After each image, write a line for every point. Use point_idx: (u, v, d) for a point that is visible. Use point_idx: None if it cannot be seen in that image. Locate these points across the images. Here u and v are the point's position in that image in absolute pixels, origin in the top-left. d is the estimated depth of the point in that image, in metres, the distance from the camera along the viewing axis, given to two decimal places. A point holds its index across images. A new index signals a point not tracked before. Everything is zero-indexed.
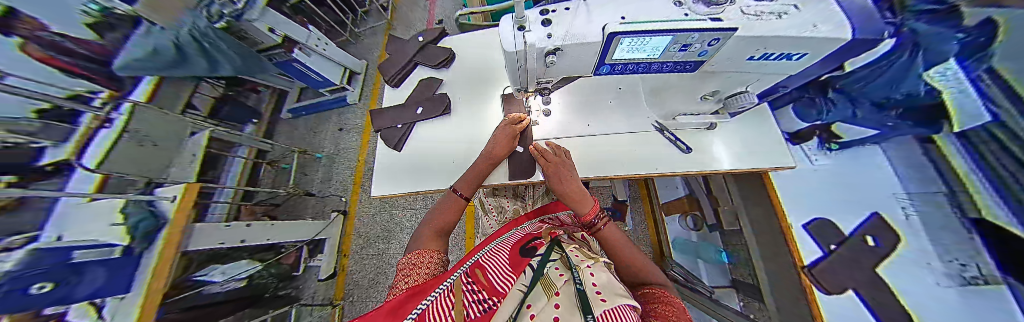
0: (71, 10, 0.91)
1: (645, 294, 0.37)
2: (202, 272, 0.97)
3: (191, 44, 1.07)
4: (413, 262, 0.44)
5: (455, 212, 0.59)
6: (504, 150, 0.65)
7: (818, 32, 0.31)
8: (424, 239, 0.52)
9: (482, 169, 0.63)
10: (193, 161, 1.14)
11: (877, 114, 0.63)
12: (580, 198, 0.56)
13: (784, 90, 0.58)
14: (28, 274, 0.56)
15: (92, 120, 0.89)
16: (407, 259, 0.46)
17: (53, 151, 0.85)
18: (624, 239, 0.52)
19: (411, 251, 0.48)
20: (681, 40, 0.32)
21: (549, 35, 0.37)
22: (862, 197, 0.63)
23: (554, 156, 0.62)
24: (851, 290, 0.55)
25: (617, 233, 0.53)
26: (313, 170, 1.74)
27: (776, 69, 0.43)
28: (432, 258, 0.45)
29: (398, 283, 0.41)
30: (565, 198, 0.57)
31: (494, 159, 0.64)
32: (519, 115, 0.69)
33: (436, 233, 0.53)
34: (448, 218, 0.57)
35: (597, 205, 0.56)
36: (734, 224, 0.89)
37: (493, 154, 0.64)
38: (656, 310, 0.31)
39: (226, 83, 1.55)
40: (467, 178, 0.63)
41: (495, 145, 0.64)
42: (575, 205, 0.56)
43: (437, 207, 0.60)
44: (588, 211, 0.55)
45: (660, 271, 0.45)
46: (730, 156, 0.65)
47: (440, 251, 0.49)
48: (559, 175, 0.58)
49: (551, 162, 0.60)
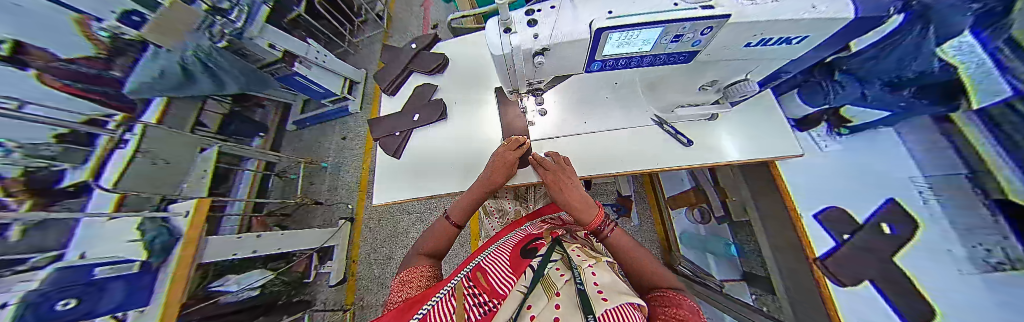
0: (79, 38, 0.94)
1: (657, 297, 0.34)
2: (219, 282, 1.02)
3: (196, 65, 1.11)
4: (405, 279, 0.45)
5: (446, 240, 0.57)
6: (502, 179, 0.62)
7: (819, 13, 0.29)
8: (415, 260, 0.52)
9: (478, 197, 0.62)
10: (204, 176, 1.16)
11: (888, 94, 0.58)
12: (582, 207, 0.52)
13: (787, 76, 0.56)
14: (57, 292, 0.59)
15: (108, 142, 0.92)
16: (399, 277, 0.47)
17: (72, 173, 0.89)
18: (633, 244, 0.48)
19: (405, 268, 0.49)
20: (673, 31, 0.31)
21: (535, 35, 0.36)
22: (875, 184, 0.59)
23: (551, 164, 0.62)
24: (867, 281, 0.53)
25: (628, 241, 0.48)
26: (319, 179, 1.78)
27: (775, 54, 0.42)
28: (424, 271, 0.47)
29: (391, 300, 0.42)
30: (564, 205, 0.54)
31: (492, 187, 0.62)
32: (519, 139, 0.68)
33: (425, 254, 0.54)
34: (437, 246, 0.55)
35: (602, 212, 0.52)
36: (743, 216, 0.86)
37: (492, 183, 0.62)
38: (668, 314, 0.28)
39: (232, 99, 1.58)
40: (460, 203, 0.61)
41: (492, 173, 0.62)
42: (576, 214, 0.53)
43: (430, 231, 0.59)
44: (593, 221, 0.50)
45: (670, 272, 0.42)
46: (735, 146, 0.63)
47: (431, 266, 0.50)
48: (558, 183, 0.57)
49: (552, 170, 0.60)
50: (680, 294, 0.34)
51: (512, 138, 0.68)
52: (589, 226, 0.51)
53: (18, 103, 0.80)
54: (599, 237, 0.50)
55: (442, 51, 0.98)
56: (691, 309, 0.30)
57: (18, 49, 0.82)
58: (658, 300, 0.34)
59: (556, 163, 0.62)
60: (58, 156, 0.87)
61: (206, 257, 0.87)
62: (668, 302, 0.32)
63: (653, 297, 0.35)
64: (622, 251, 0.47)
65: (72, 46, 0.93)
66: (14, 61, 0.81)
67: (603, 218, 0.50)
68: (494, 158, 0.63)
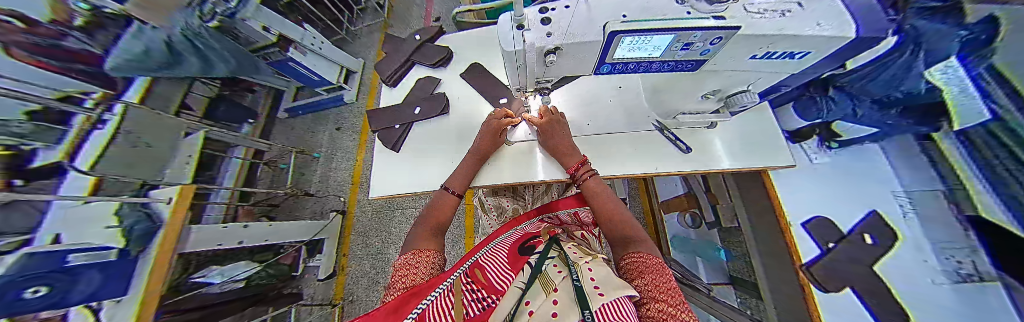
0: None
1: (633, 262, 0.38)
2: (201, 273, 0.97)
3: (183, 44, 1.04)
4: (411, 262, 0.44)
5: (449, 209, 0.60)
6: (489, 146, 0.66)
7: (822, 31, 0.30)
8: (420, 238, 0.52)
9: (472, 166, 0.64)
10: (187, 163, 1.12)
11: (877, 113, 0.61)
12: (568, 152, 0.62)
13: (785, 89, 0.57)
14: (25, 277, 0.53)
15: (84, 122, 0.85)
16: (403, 259, 0.46)
17: (44, 152, 0.77)
18: (608, 192, 0.55)
19: (408, 251, 0.48)
20: (684, 39, 0.32)
21: (549, 34, 0.37)
22: (860, 198, 0.63)
23: (540, 120, 0.64)
24: (850, 289, 0.55)
25: (602, 186, 0.57)
26: (310, 170, 1.73)
27: (777, 68, 0.43)
28: (430, 258, 0.45)
29: (394, 283, 0.41)
30: (553, 150, 0.63)
31: (482, 155, 0.65)
32: (507, 112, 0.68)
33: (428, 235, 0.52)
34: (443, 216, 0.58)
35: (584, 159, 0.62)
36: (732, 222, 0.90)
37: (481, 150, 0.65)
38: (648, 283, 0.32)
39: (221, 83, 1.52)
40: (458, 175, 0.64)
41: (481, 143, 0.66)
42: (563, 158, 0.62)
43: (432, 204, 0.61)
44: (574, 164, 0.60)
45: (641, 228, 0.47)
46: (729, 153, 0.65)
47: (436, 251, 0.49)
48: (548, 131, 0.63)
49: (541, 122, 0.63)
50: (649, 255, 0.39)
51: (498, 109, 0.70)
52: (569, 168, 0.60)
53: None
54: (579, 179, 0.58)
55: (446, 45, 0.96)
56: (662, 273, 0.34)
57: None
58: (629, 270, 0.38)
59: (546, 121, 0.63)
60: (28, 133, 0.75)
61: (189, 246, 0.84)
62: (636, 272, 0.36)
63: (628, 268, 0.39)
64: (609, 219, 0.51)
65: None
66: None
67: (582, 169, 0.59)
68: (485, 128, 0.66)
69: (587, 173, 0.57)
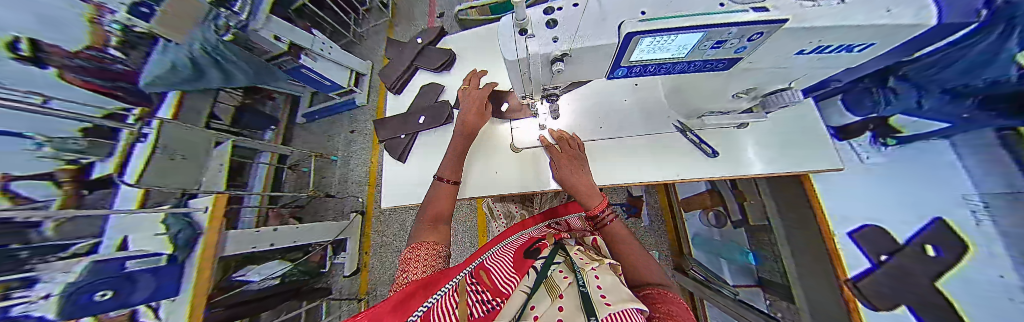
0: (77, 25, 0.87)
1: (645, 293, 0.38)
2: (241, 272, 1.09)
3: (203, 59, 1.09)
4: (412, 256, 0.46)
5: (447, 201, 0.58)
6: (476, 119, 0.65)
7: (893, 19, 0.24)
8: (423, 230, 0.52)
9: (460, 145, 0.63)
10: (220, 169, 1.20)
11: (948, 104, 0.52)
12: (589, 192, 0.56)
13: (835, 82, 0.50)
14: (92, 284, 0.62)
15: (128, 137, 0.92)
16: (407, 252, 0.48)
17: (101, 165, 0.91)
18: (629, 233, 0.52)
19: (412, 244, 0.50)
20: (714, 36, 0.27)
21: (555, 38, 0.33)
22: (920, 200, 0.55)
23: (560, 148, 0.61)
24: (905, 306, 0.52)
25: (622, 231, 0.52)
26: (329, 172, 1.82)
27: (830, 62, 0.36)
28: (433, 249, 0.47)
29: (401, 277, 0.44)
30: (570, 190, 0.57)
31: (469, 132, 0.64)
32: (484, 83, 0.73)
33: (430, 226, 0.53)
34: (441, 207, 0.56)
35: (605, 201, 0.55)
36: (762, 221, 0.84)
37: (467, 126, 0.64)
38: (659, 309, 0.32)
39: (243, 92, 1.60)
40: (448, 162, 0.62)
41: (466, 116, 0.64)
42: (582, 198, 0.56)
43: (428, 197, 0.59)
44: (596, 206, 0.55)
45: (660, 270, 0.45)
46: (763, 156, 0.59)
47: (439, 242, 0.49)
48: (567, 166, 0.58)
49: (563, 154, 0.60)
50: (667, 292, 0.38)
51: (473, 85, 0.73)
52: (591, 210, 0.55)
53: (41, 98, 0.80)
54: (596, 222, 0.54)
55: (449, 47, 0.93)
56: (678, 304, 0.34)
57: (37, 48, 0.80)
58: (644, 296, 0.38)
59: (565, 147, 0.61)
60: (86, 149, 0.88)
61: (229, 250, 0.92)
62: (660, 298, 0.35)
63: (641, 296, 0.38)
64: (617, 248, 0.50)
65: (70, 32, 0.87)
66: (35, 61, 0.81)
67: (605, 207, 0.53)
68: (466, 100, 0.67)
69: (610, 215, 0.52)
